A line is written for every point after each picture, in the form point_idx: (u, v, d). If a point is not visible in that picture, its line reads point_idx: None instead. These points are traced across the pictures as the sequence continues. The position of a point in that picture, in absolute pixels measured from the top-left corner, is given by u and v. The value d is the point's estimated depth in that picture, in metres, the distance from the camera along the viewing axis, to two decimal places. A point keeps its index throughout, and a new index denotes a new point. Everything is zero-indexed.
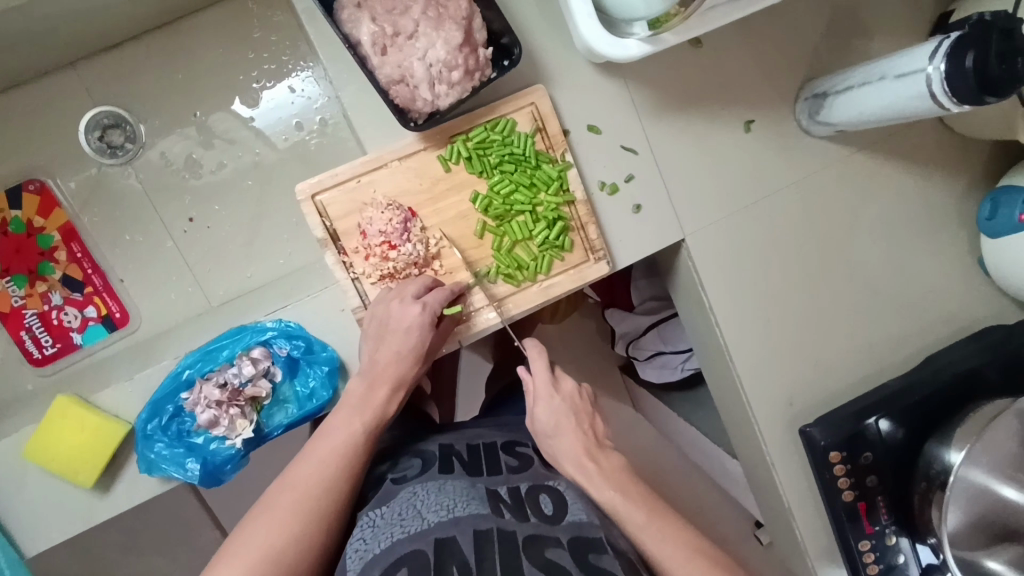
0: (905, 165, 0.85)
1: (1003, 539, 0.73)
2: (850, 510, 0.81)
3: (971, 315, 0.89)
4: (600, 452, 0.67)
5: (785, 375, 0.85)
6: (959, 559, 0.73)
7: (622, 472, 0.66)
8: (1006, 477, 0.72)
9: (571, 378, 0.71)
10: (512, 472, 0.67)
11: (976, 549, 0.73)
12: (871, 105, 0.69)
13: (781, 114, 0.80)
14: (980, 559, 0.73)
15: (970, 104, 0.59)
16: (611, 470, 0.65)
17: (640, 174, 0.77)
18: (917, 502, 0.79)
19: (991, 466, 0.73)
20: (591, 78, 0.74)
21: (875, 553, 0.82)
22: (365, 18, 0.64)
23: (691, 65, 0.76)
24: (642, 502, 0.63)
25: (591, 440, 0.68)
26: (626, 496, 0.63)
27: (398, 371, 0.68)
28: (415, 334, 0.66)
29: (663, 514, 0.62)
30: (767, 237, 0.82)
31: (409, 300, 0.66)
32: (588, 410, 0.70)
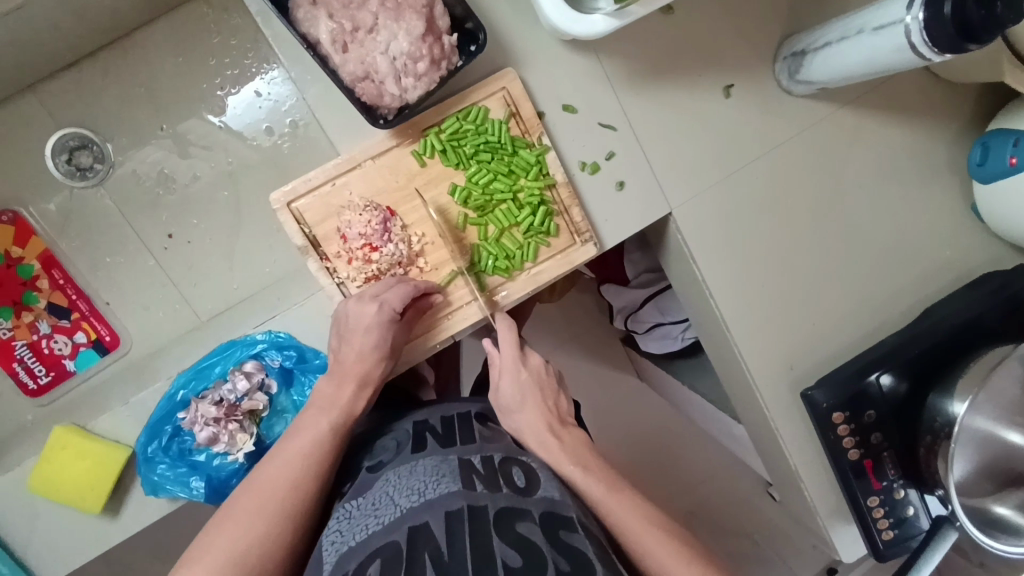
0: (891, 116, 0.83)
1: (1008, 485, 0.74)
2: (856, 468, 0.82)
3: (969, 262, 0.88)
4: (563, 427, 0.69)
5: (783, 340, 0.85)
6: (971, 508, 0.73)
7: (584, 449, 0.67)
8: (1010, 422, 0.73)
9: (539, 355, 0.73)
10: (487, 442, 0.67)
11: (983, 495, 0.74)
12: (852, 61, 0.67)
13: (760, 75, 0.78)
14: (988, 506, 0.74)
15: (951, 52, 0.57)
16: (573, 444, 0.67)
17: (621, 150, 0.75)
18: (923, 455, 0.78)
19: (997, 412, 0.73)
20: (562, 55, 0.72)
21: (884, 508, 0.83)
22: (322, 16, 0.62)
23: (664, 33, 0.74)
24: (601, 473, 0.63)
25: (554, 417, 0.69)
26: (589, 471, 0.63)
27: (364, 367, 0.67)
28: (374, 334, 0.65)
29: (625, 490, 0.62)
30: (755, 203, 0.81)
31: (365, 300, 0.65)
32: (551, 387, 0.72)
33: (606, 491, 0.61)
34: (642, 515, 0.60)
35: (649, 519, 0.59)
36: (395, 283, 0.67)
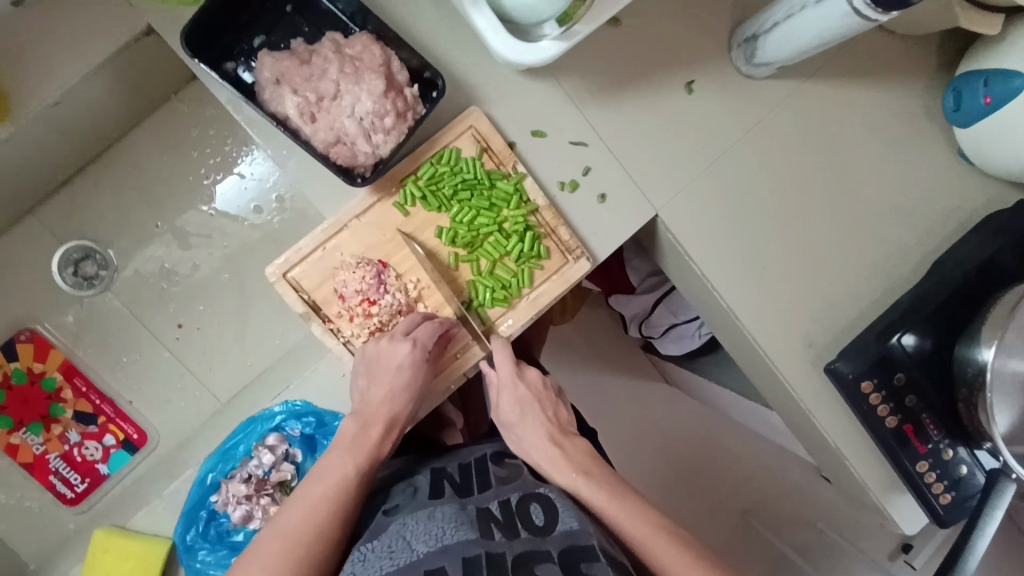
0: (858, 80, 0.83)
1: None
2: (898, 435, 0.80)
3: (969, 206, 0.87)
4: (567, 446, 0.69)
5: (798, 318, 0.84)
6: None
7: (586, 456, 0.68)
8: None
9: (535, 369, 0.75)
10: (503, 484, 0.67)
11: None
12: (802, 35, 0.68)
13: (719, 66, 0.79)
14: None
15: (895, 10, 0.58)
16: (576, 463, 0.67)
17: (597, 164, 0.77)
18: (963, 408, 0.77)
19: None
20: (522, 84, 0.74)
21: (936, 471, 0.80)
22: (286, 93, 0.65)
23: (616, 44, 0.76)
24: (608, 487, 0.63)
25: (555, 435, 0.70)
26: (596, 492, 0.63)
27: (390, 411, 0.67)
28: (406, 373, 0.66)
29: (634, 501, 0.61)
30: (740, 190, 0.81)
31: (398, 338, 0.67)
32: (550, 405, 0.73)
33: (614, 510, 0.61)
34: (653, 527, 0.59)
35: (659, 530, 0.59)
36: (422, 321, 0.69)
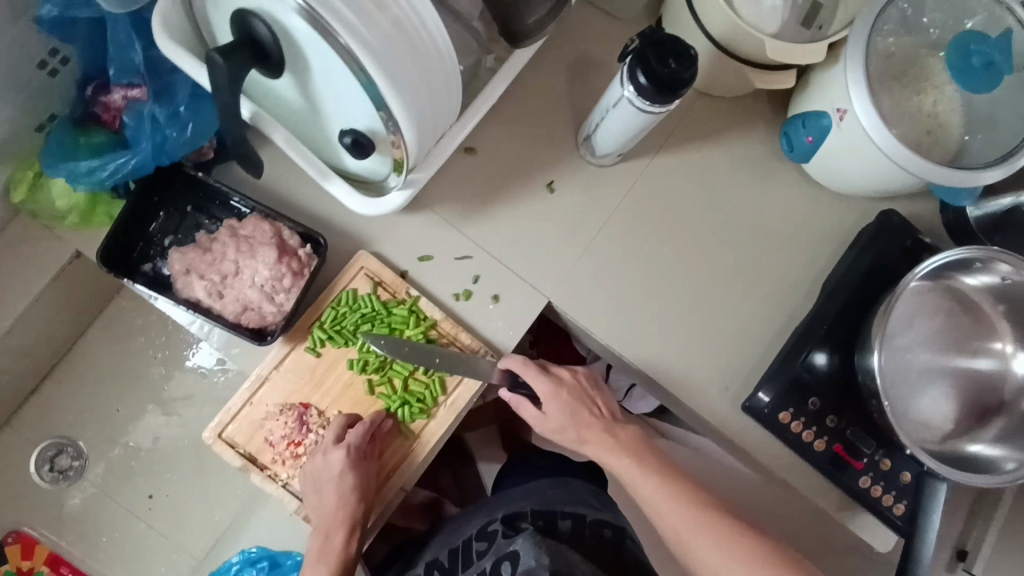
0: (704, 142, 0.93)
1: (984, 419, 0.83)
2: (830, 457, 0.83)
3: (841, 226, 0.93)
4: (627, 437, 0.80)
5: (709, 365, 0.89)
6: (941, 453, 0.81)
7: (637, 441, 0.80)
8: (973, 354, 0.84)
9: (568, 367, 0.85)
10: (481, 555, 0.93)
11: (955, 437, 0.82)
12: (618, 130, 0.76)
13: (572, 163, 0.89)
14: (962, 446, 0.82)
15: (670, 103, 0.66)
16: (657, 461, 0.78)
17: (484, 270, 0.86)
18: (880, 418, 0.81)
19: (959, 347, 0.84)
20: (400, 221, 0.84)
21: (879, 484, 0.83)
22: (194, 280, 0.76)
23: (475, 168, 0.86)
24: (658, 473, 0.76)
25: (591, 428, 0.81)
26: (666, 484, 0.75)
27: (347, 513, 0.75)
28: (345, 475, 0.73)
29: (673, 493, 0.74)
30: (623, 262, 0.89)
31: (331, 448, 0.74)
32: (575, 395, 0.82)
33: (665, 511, 0.73)
34: (701, 523, 0.72)
35: (714, 521, 0.72)
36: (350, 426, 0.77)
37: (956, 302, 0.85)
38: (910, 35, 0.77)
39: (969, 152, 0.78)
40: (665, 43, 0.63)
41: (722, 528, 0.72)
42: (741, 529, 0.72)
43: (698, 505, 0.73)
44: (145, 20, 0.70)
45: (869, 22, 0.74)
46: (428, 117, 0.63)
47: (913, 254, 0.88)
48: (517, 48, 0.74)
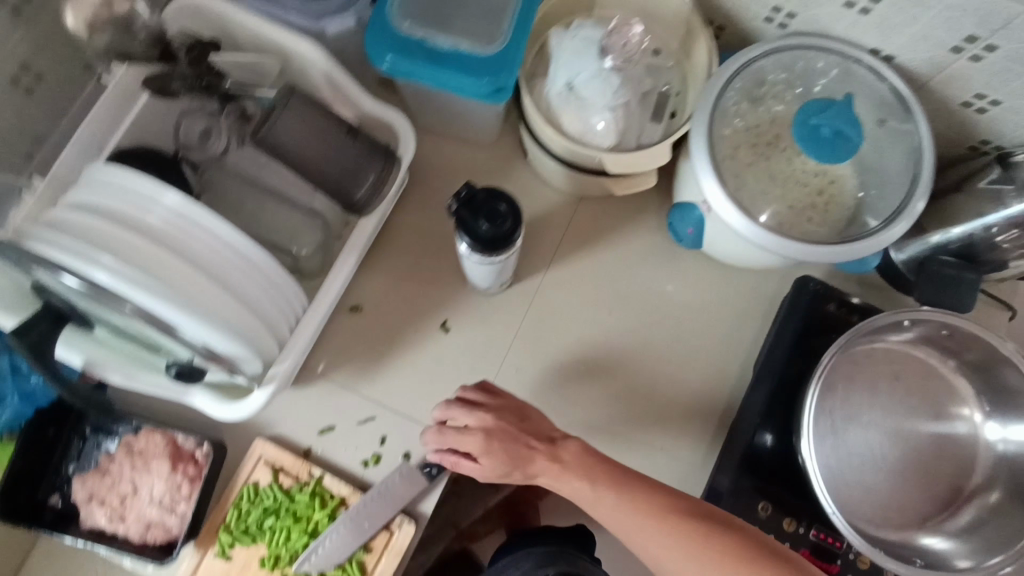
0: (598, 241, 0.88)
1: (956, 500, 0.76)
2: None
3: (764, 299, 0.87)
4: (581, 449, 0.68)
5: (651, 481, 0.82)
6: (906, 541, 0.75)
7: (584, 456, 0.68)
8: (933, 418, 0.79)
9: (475, 385, 0.73)
10: None
11: (925, 523, 0.76)
12: (481, 274, 0.74)
13: (462, 296, 0.86)
14: (930, 537, 0.75)
15: (503, 255, 0.64)
16: (616, 472, 0.66)
17: (391, 429, 0.82)
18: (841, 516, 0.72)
19: (917, 412, 0.79)
20: (296, 397, 0.82)
21: None
22: (96, 508, 0.77)
23: (364, 325, 0.85)
24: (581, 473, 0.67)
25: (541, 457, 0.69)
26: (634, 503, 0.64)
27: None
28: None
29: (632, 511, 0.64)
30: (535, 388, 0.84)
31: None
32: (514, 413, 0.71)
33: (627, 524, 0.64)
34: (661, 534, 0.62)
35: (691, 529, 0.61)
36: None
37: (875, 377, 0.80)
38: (755, 108, 0.75)
39: (870, 211, 0.74)
40: (477, 201, 0.61)
41: (701, 528, 0.61)
42: (713, 543, 0.60)
43: (656, 512, 0.63)
44: None
45: (707, 113, 0.69)
46: (261, 327, 0.64)
47: (839, 318, 0.81)
48: (365, 213, 0.72)
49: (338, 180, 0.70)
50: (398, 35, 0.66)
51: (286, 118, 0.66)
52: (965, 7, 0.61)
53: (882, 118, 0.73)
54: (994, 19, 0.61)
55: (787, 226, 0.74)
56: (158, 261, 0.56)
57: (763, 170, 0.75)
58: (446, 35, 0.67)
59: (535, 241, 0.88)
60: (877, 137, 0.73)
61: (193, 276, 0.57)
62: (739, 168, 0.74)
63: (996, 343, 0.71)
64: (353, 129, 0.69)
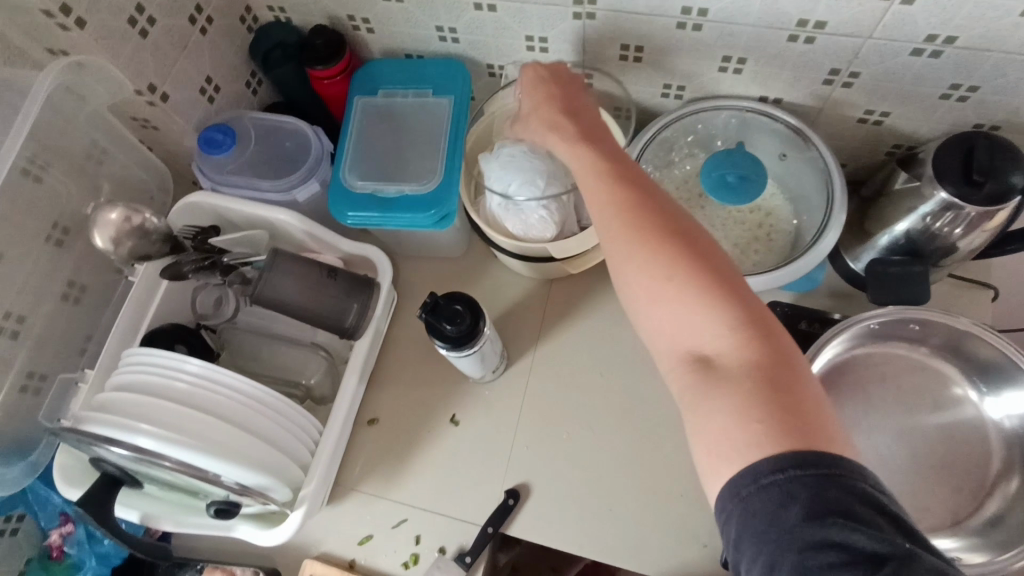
0: (577, 311, 0.95)
1: (987, 487, 0.74)
2: None
3: None
4: (599, 165, 0.60)
5: (679, 528, 0.83)
6: (942, 539, 0.72)
7: (607, 161, 0.60)
8: (936, 406, 0.79)
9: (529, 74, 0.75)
10: None
11: (961, 517, 0.73)
12: (468, 367, 0.82)
13: (465, 388, 0.93)
14: (969, 529, 0.73)
15: (472, 348, 0.73)
16: (632, 172, 0.59)
17: (423, 527, 0.87)
18: None
19: (920, 403, 0.79)
20: (333, 514, 0.89)
21: None
22: None
23: (383, 433, 0.92)
24: (613, 208, 0.56)
25: (571, 151, 0.64)
26: (607, 176, 0.59)
27: None
28: None
29: (622, 213, 0.55)
30: (547, 458, 0.88)
31: None
32: (593, 128, 0.66)
33: (613, 219, 0.56)
34: (635, 234, 0.54)
35: (646, 234, 0.53)
36: None
37: (867, 381, 0.80)
38: (667, 171, 0.85)
39: (806, 234, 0.79)
40: (439, 309, 0.71)
41: (646, 234, 0.53)
42: (676, 244, 0.52)
43: (632, 211, 0.55)
44: (51, 470, 0.81)
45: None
46: (282, 460, 0.74)
47: (813, 334, 0.84)
48: (356, 338, 0.83)
49: (328, 318, 0.81)
50: (353, 194, 0.81)
51: (280, 278, 0.78)
52: (817, 50, 0.71)
53: (784, 151, 0.82)
54: (844, 54, 0.70)
55: (734, 263, 0.80)
56: (190, 416, 0.66)
57: (699, 220, 0.83)
58: (392, 184, 0.81)
59: (520, 324, 0.96)
60: (785, 169, 0.83)
61: (220, 424, 0.67)
62: None
63: (953, 322, 0.74)
64: (334, 271, 0.81)
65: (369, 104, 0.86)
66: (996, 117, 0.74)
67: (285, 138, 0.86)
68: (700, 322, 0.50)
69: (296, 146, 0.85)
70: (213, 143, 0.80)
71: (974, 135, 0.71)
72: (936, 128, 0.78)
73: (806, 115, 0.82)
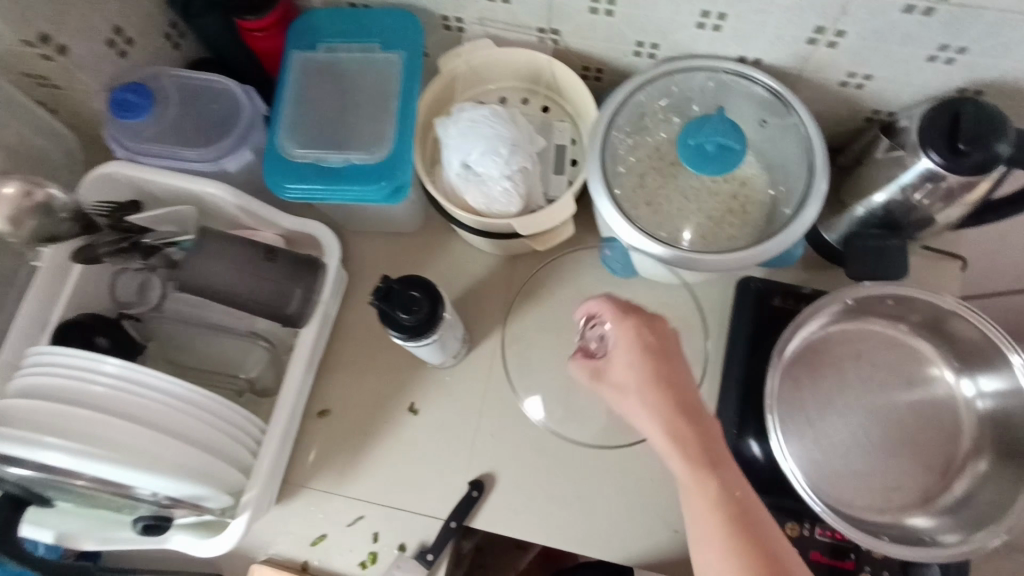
0: (543, 289, 0.90)
1: (958, 464, 0.73)
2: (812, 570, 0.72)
3: (717, 305, 0.87)
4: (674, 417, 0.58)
5: (650, 514, 0.79)
6: (915, 518, 0.71)
7: (639, 345, 0.61)
8: (911, 382, 0.77)
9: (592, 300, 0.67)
10: None
11: (932, 494, 0.72)
12: (428, 354, 0.76)
13: (424, 374, 0.87)
14: (941, 507, 0.72)
15: (429, 337, 0.66)
16: (706, 430, 0.59)
17: (381, 524, 0.81)
18: (837, 508, 0.70)
19: (895, 379, 0.77)
20: (284, 513, 0.83)
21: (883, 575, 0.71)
22: None
23: (336, 424, 0.86)
24: (643, 386, 0.60)
25: (622, 341, 0.62)
26: (640, 351, 0.61)
27: None
28: None
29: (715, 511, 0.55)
30: (513, 446, 0.83)
31: None
32: (656, 334, 0.62)
33: (701, 517, 0.55)
34: (665, 407, 0.59)
35: (746, 539, 0.54)
36: None
37: (841, 358, 0.78)
38: (639, 137, 0.79)
39: (783, 207, 0.74)
40: (392, 295, 0.64)
41: (675, 414, 0.59)
42: (698, 432, 0.58)
43: (664, 382, 0.60)
44: None
45: (597, 155, 0.72)
46: (219, 465, 0.67)
47: (787, 310, 0.81)
48: (302, 324, 0.76)
49: (267, 304, 0.72)
50: (293, 165, 0.73)
51: (213, 262, 0.70)
52: (801, 4, 0.65)
53: (764, 117, 0.77)
54: (830, 10, 0.65)
55: (708, 237, 0.75)
56: (107, 424, 0.58)
57: (672, 191, 0.77)
58: (336, 153, 0.73)
59: (482, 304, 0.90)
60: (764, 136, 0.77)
61: (142, 432, 0.59)
62: (651, 194, 0.77)
63: (937, 302, 0.71)
64: (273, 252, 0.73)
65: (308, 61, 0.76)
66: (982, 80, 0.70)
67: (210, 99, 0.75)
68: (707, 495, 0.56)
69: (224, 109, 0.75)
70: (126, 105, 0.69)
71: (963, 101, 0.66)
72: (919, 93, 0.74)
73: (785, 77, 0.77)
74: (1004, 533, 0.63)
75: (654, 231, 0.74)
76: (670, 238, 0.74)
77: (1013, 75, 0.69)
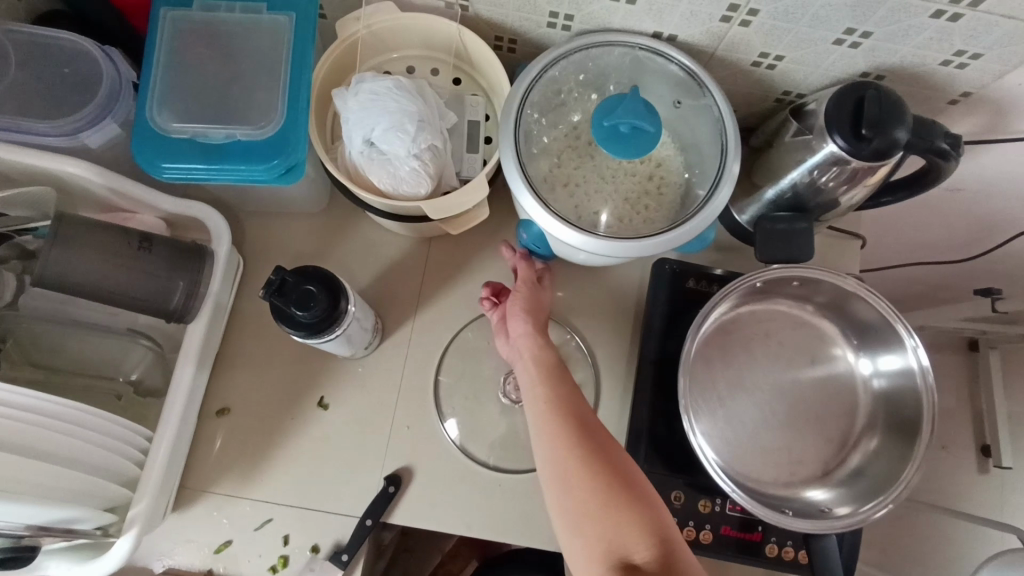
0: (459, 274, 0.86)
1: (856, 436, 0.77)
2: (724, 544, 0.74)
3: (635, 287, 0.86)
4: (536, 346, 0.69)
5: None
6: (816, 489, 0.75)
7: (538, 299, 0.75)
8: (814, 359, 0.80)
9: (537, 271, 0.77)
10: None
11: (830, 464, 0.76)
12: (335, 348, 0.71)
13: (334, 366, 0.82)
14: (840, 476, 0.75)
15: (330, 331, 0.62)
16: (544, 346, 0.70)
17: (291, 526, 0.77)
18: (747, 485, 0.73)
19: (800, 357, 0.80)
20: (183, 521, 0.76)
21: (787, 543, 0.75)
22: None
23: (239, 425, 0.79)
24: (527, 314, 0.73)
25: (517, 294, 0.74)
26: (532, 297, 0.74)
27: None
28: None
29: (550, 409, 0.63)
30: (430, 437, 0.80)
31: None
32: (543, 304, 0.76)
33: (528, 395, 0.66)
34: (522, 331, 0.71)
35: (565, 423, 0.62)
36: None
37: (750, 338, 0.80)
38: (553, 116, 0.75)
39: (697, 188, 0.73)
40: (290, 290, 0.58)
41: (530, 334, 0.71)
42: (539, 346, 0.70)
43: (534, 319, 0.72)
44: None
45: (512, 134, 0.68)
46: (93, 481, 0.59)
47: (700, 292, 0.81)
48: (188, 319, 0.68)
49: (144, 298, 0.64)
50: (169, 140, 0.64)
51: (71, 253, 0.60)
52: None
53: (679, 98, 0.74)
54: None
55: (625, 220, 0.73)
56: None
57: (588, 171, 0.75)
58: (220, 127, 0.65)
59: (396, 289, 0.85)
60: (678, 119, 0.75)
61: (5, 457, 0.51)
62: (567, 176, 0.74)
63: (839, 282, 0.73)
64: (147, 240, 0.64)
65: (181, 19, 0.67)
66: (883, 66, 0.72)
67: (62, 61, 0.64)
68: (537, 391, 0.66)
69: (78, 73, 0.64)
70: None
71: (866, 85, 0.68)
72: (826, 76, 0.75)
73: (701, 55, 0.76)
74: (891, 503, 0.67)
75: (569, 214, 0.71)
76: (588, 221, 0.71)
77: (911, 61, 0.70)
